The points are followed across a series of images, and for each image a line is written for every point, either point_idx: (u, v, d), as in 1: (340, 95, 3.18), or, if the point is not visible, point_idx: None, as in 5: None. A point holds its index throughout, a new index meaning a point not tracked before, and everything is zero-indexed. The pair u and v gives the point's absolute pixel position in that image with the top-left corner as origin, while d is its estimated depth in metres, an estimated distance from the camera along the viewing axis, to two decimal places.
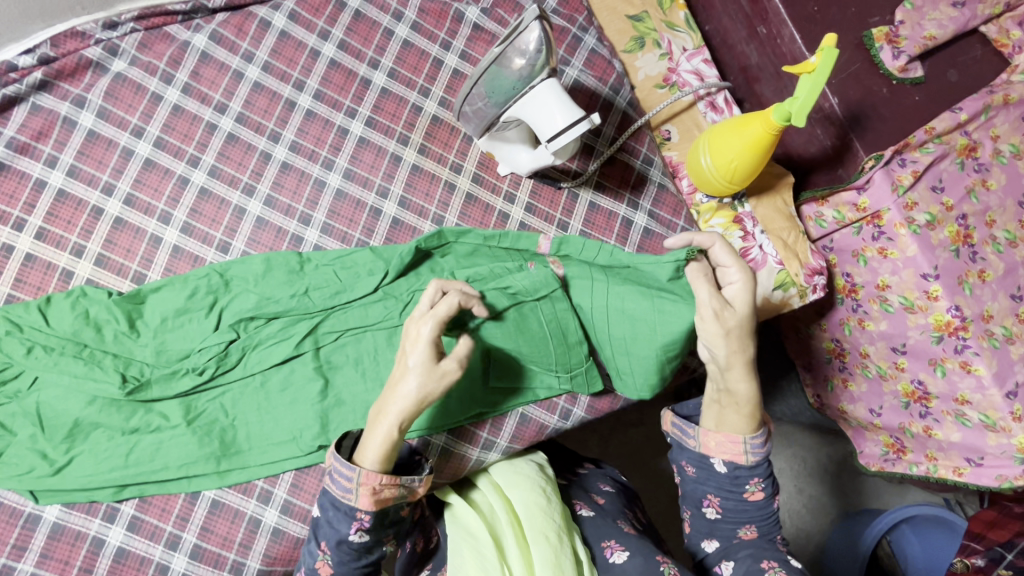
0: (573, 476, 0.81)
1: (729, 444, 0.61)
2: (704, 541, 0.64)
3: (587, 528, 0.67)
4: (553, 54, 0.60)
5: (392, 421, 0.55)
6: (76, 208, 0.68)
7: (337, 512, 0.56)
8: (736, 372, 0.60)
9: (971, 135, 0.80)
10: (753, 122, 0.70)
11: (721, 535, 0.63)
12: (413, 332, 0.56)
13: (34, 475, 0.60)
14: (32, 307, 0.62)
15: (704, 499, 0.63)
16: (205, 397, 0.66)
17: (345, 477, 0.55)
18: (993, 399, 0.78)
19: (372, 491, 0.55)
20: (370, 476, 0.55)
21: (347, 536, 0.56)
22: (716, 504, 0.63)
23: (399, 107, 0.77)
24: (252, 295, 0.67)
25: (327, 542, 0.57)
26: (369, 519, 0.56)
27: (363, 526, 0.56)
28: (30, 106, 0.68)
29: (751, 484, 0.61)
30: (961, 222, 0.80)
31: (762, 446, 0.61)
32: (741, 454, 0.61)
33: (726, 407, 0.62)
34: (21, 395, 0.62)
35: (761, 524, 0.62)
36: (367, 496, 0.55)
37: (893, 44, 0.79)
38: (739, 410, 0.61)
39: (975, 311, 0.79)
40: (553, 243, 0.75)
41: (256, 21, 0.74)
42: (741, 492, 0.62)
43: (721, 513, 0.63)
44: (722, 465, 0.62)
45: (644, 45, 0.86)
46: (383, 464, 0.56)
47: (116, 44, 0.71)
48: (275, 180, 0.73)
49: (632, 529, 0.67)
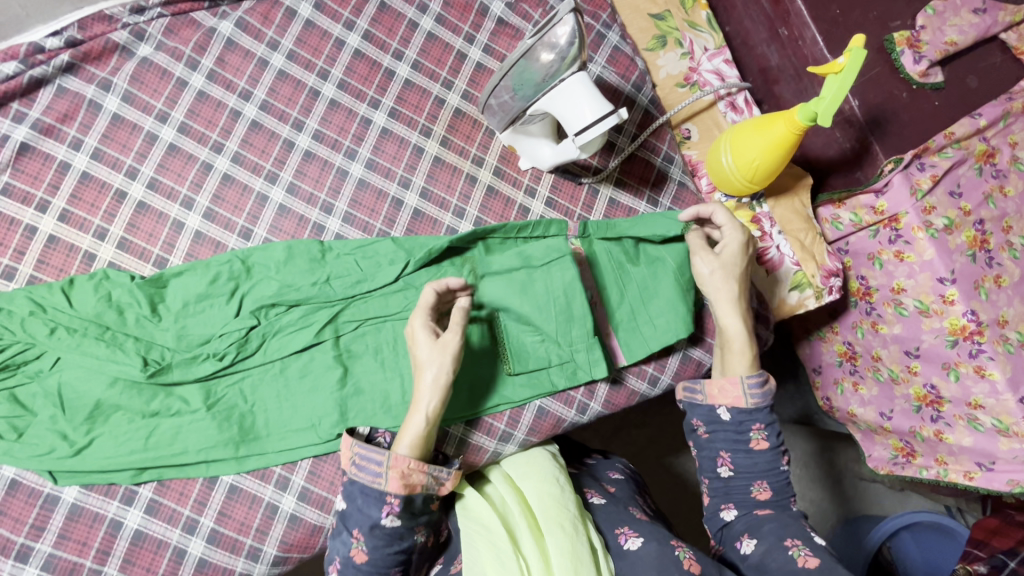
0: (583, 466, 0.81)
1: (728, 385, 0.64)
2: (722, 508, 0.64)
3: (599, 516, 0.67)
4: (584, 47, 0.60)
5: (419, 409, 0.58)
6: (100, 191, 0.68)
7: (367, 499, 0.58)
8: (722, 310, 0.65)
9: (990, 142, 0.81)
10: (776, 122, 0.70)
11: (739, 501, 0.63)
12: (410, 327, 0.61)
13: (54, 456, 0.61)
14: (56, 288, 0.62)
15: (717, 458, 0.65)
16: (225, 382, 0.66)
17: (374, 462, 0.57)
18: (1006, 404, 0.79)
19: (401, 475, 0.57)
20: (400, 459, 0.57)
21: (379, 521, 0.57)
22: (728, 461, 0.64)
23: (423, 99, 0.77)
24: (274, 282, 0.68)
25: (360, 529, 0.57)
26: (399, 504, 0.57)
27: (394, 510, 0.57)
28: (56, 88, 0.68)
29: (754, 431, 0.64)
30: (978, 227, 0.81)
31: (759, 387, 0.64)
32: (740, 395, 0.64)
33: (726, 351, 0.65)
34: (43, 375, 0.62)
35: (772, 481, 0.63)
36: (397, 480, 0.57)
37: (914, 48, 0.79)
38: (736, 350, 0.64)
39: (991, 315, 0.79)
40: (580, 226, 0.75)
41: (282, 9, 0.74)
42: (746, 441, 0.64)
43: (734, 471, 0.64)
44: (726, 412, 0.64)
45: (666, 43, 0.86)
46: (415, 450, 0.58)
47: (143, 29, 0.71)
48: (298, 168, 0.73)
49: (644, 516, 0.68)
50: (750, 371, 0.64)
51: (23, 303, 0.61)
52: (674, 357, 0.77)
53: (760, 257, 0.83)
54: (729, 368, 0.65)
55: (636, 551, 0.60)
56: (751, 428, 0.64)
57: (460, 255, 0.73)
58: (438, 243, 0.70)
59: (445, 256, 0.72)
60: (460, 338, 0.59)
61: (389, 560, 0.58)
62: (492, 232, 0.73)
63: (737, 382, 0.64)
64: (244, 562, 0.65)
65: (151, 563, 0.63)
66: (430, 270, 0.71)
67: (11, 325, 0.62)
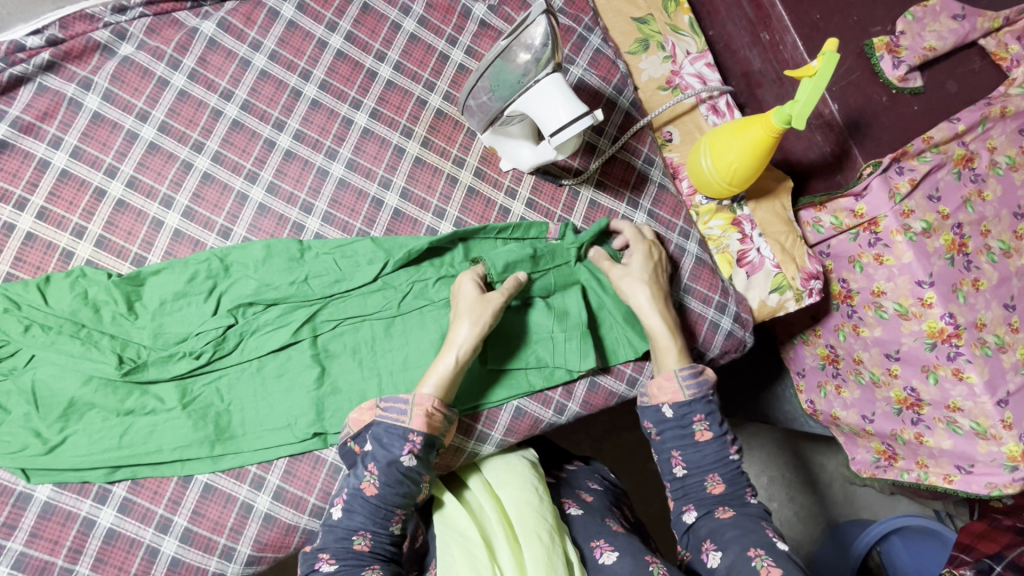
0: (562, 474, 0.81)
1: (665, 381, 0.67)
2: (684, 512, 0.64)
3: (577, 528, 0.67)
4: (559, 49, 0.61)
5: (453, 355, 0.64)
6: (79, 189, 0.68)
7: (391, 438, 0.60)
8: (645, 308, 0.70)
9: (968, 146, 0.81)
10: (753, 126, 0.71)
11: (697, 501, 0.64)
12: (458, 284, 0.68)
13: (27, 454, 0.60)
14: (32, 285, 0.62)
15: (671, 459, 0.67)
16: (201, 381, 0.66)
17: (401, 401, 0.61)
18: (984, 407, 0.79)
19: (426, 412, 0.61)
20: (425, 397, 0.61)
21: (399, 458, 0.59)
22: (681, 460, 0.66)
23: (404, 99, 0.77)
24: (252, 281, 0.68)
25: (377, 463, 0.59)
26: (421, 442, 0.60)
27: (415, 449, 0.60)
28: (36, 86, 0.69)
29: (697, 423, 0.66)
30: (957, 231, 0.81)
31: (693, 377, 0.67)
32: (675, 390, 0.66)
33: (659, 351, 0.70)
34: (17, 372, 0.62)
35: (724, 473, 0.64)
36: (421, 417, 0.60)
37: (894, 53, 0.80)
38: (666, 347, 0.69)
39: (968, 318, 0.80)
40: (561, 229, 0.77)
41: (265, 10, 0.74)
42: (690, 435, 0.66)
43: (688, 468, 0.65)
44: (669, 409, 0.66)
45: (648, 47, 0.87)
46: (439, 391, 0.63)
47: (125, 28, 0.71)
48: (278, 167, 0.73)
49: (620, 528, 0.68)
50: (681, 365, 0.69)
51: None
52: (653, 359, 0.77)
53: (740, 258, 0.83)
54: (663, 365, 0.69)
55: (612, 565, 0.60)
56: (693, 421, 0.66)
57: (439, 254, 0.74)
58: (417, 244, 0.71)
59: (426, 254, 0.72)
60: (503, 299, 0.67)
61: (397, 500, 0.59)
62: (471, 233, 0.73)
63: (672, 376, 0.67)
64: (218, 561, 0.64)
65: (124, 562, 0.62)
66: (405, 271, 0.72)
67: None
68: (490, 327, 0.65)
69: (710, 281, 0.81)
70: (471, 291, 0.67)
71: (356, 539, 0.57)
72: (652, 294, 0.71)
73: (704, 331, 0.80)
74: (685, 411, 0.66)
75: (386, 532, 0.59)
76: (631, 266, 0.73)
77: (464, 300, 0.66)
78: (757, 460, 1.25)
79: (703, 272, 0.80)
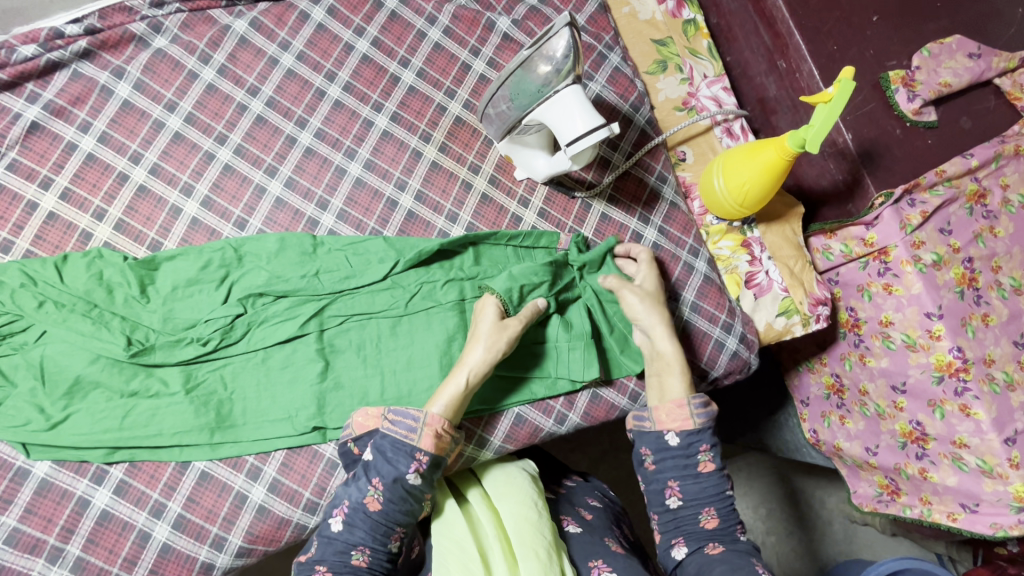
0: (561, 491, 0.80)
1: (675, 408, 0.65)
2: (674, 546, 0.62)
3: (574, 546, 0.66)
4: (580, 62, 0.62)
5: (465, 377, 0.64)
6: (103, 172, 0.70)
7: (397, 453, 0.60)
8: (658, 332, 0.71)
9: (981, 182, 0.82)
10: (766, 148, 0.71)
11: (688, 534, 0.62)
12: (479, 304, 0.69)
13: (29, 429, 0.61)
14: (49, 263, 0.64)
15: (666, 489, 0.65)
16: (206, 368, 0.66)
17: (409, 417, 0.61)
18: (991, 444, 0.77)
19: (435, 434, 0.60)
20: (435, 418, 0.61)
21: (405, 475, 0.59)
22: (677, 491, 0.64)
23: (425, 105, 0.79)
24: (263, 272, 0.69)
25: (381, 478, 0.59)
26: (427, 462, 0.60)
27: (421, 468, 0.60)
28: (71, 72, 0.71)
29: (701, 453, 0.64)
30: (967, 265, 0.81)
31: (701, 407, 0.65)
32: (685, 417, 0.65)
33: (664, 376, 0.69)
34: (26, 347, 0.63)
35: (719, 508, 0.63)
36: (430, 438, 0.60)
37: (909, 87, 0.81)
38: (672, 372, 0.69)
39: (977, 354, 0.79)
40: (571, 241, 0.77)
41: (296, 12, 0.77)
42: (693, 465, 0.64)
43: (682, 501, 0.64)
44: (674, 436, 0.65)
45: (666, 68, 0.89)
46: (448, 412, 0.63)
47: (161, 22, 0.74)
48: (298, 164, 0.75)
49: (619, 548, 0.67)
50: (688, 393, 0.67)
51: (15, 275, 0.63)
52: None
53: (748, 280, 0.84)
54: (670, 393, 0.67)
55: None
56: (698, 451, 0.64)
57: (448, 258, 0.74)
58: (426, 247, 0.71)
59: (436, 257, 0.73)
60: (521, 326, 0.68)
61: (399, 518, 0.58)
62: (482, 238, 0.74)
63: (683, 404, 0.65)
64: (208, 551, 0.64)
65: (114, 545, 0.62)
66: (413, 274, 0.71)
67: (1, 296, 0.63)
68: (503, 352, 0.65)
69: (717, 300, 0.80)
70: (491, 316, 0.68)
71: (354, 554, 0.57)
72: (660, 320, 0.71)
73: (708, 349, 0.79)
74: (692, 440, 0.64)
75: (385, 549, 0.59)
76: (641, 289, 0.73)
77: (485, 322, 0.67)
78: (758, 491, 1.23)
79: (710, 291, 0.80)
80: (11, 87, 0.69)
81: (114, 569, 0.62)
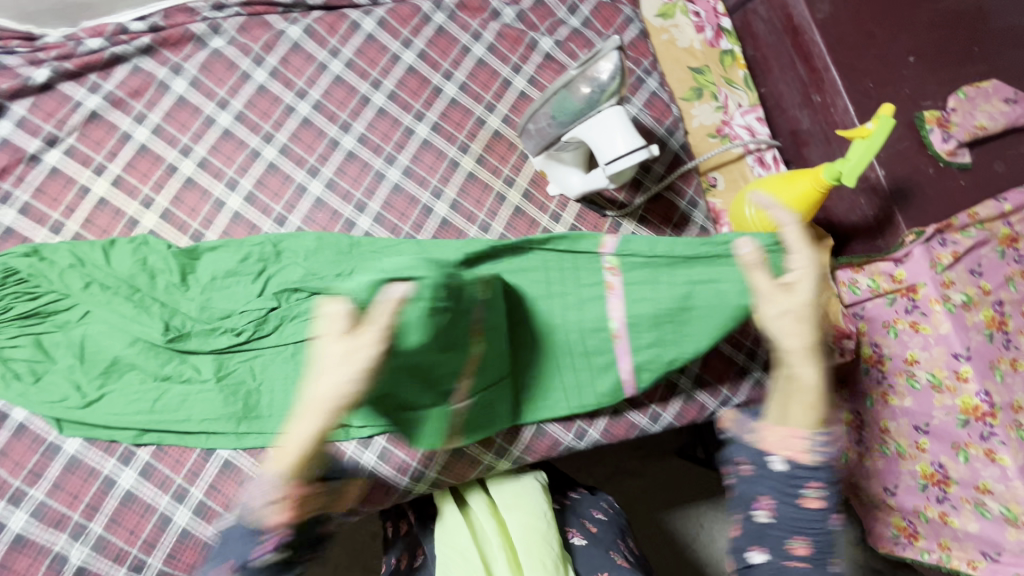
0: (565, 501, 0.80)
1: (792, 439, 0.56)
2: (749, 551, 0.58)
3: (579, 560, 0.68)
4: (624, 84, 0.64)
5: (312, 428, 0.43)
6: (153, 163, 0.73)
7: (243, 534, 0.50)
8: (801, 354, 0.54)
9: (1014, 227, 0.81)
10: (800, 180, 0.72)
11: (769, 547, 0.57)
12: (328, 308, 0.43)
13: (65, 405, 0.62)
14: (98, 246, 0.67)
15: (755, 501, 0.58)
16: (237, 358, 0.67)
17: (256, 489, 0.48)
18: (1016, 492, 0.76)
19: (282, 504, 0.47)
20: (280, 486, 0.46)
21: (251, 559, 0.49)
22: (770, 507, 0.57)
23: (465, 118, 0.81)
24: (299, 269, 0.70)
25: (231, 562, 0.49)
26: (279, 541, 0.49)
27: (273, 547, 0.49)
28: (132, 66, 0.74)
29: (810, 487, 0.56)
30: (998, 308, 0.81)
31: (824, 446, 0.55)
32: (803, 450, 0.55)
33: (793, 395, 0.55)
34: (68, 326, 0.65)
35: (815, 539, 0.56)
36: (279, 515, 0.48)
37: (944, 127, 0.82)
38: (804, 399, 0.55)
39: (1005, 399, 0.78)
40: (617, 243, 0.70)
41: (347, 21, 0.80)
42: (796, 495, 0.56)
43: (774, 518, 0.57)
44: (780, 464, 0.56)
45: (702, 95, 0.90)
46: (286, 474, 0.45)
47: (220, 23, 0.77)
48: (339, 166, 0.77)
49: (624, 562, 0.67)
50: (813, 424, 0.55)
51: (66, 255, 0.65)
52: (677, 398, 0.75)
53: None
54: (790, 418, 0.56)
55: None
56: (806, 485, 0.56)
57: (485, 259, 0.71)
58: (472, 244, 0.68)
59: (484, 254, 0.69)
60: (379, 346, 0.42)
61: None
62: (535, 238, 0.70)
63: (801, 437, 0.55)
64: None
65: (135, 527, 0.63)
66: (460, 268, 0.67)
67: (50, 274, 0.65)
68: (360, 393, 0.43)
69: (742, 326, 0.77)
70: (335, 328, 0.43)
71: None
72: (805, 337, 0.54)
73: (732, 375, 0.76)
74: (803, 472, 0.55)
75: None
76: (794, 292, 0.55)
77: (327, 342, 0.42)
78: None
79: None
80: (74, 76, 0.73)
81: (133, 551, 0.62)
